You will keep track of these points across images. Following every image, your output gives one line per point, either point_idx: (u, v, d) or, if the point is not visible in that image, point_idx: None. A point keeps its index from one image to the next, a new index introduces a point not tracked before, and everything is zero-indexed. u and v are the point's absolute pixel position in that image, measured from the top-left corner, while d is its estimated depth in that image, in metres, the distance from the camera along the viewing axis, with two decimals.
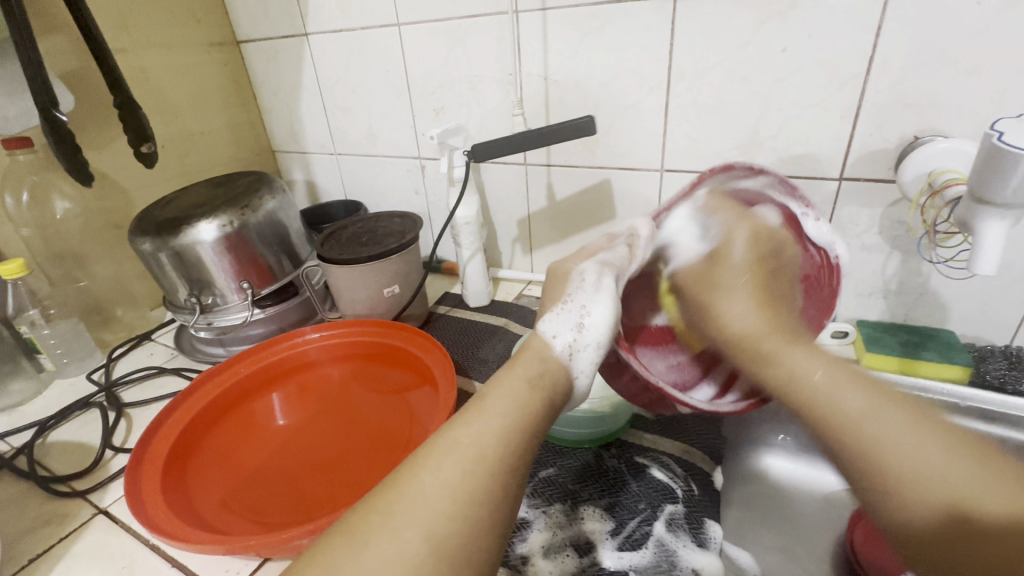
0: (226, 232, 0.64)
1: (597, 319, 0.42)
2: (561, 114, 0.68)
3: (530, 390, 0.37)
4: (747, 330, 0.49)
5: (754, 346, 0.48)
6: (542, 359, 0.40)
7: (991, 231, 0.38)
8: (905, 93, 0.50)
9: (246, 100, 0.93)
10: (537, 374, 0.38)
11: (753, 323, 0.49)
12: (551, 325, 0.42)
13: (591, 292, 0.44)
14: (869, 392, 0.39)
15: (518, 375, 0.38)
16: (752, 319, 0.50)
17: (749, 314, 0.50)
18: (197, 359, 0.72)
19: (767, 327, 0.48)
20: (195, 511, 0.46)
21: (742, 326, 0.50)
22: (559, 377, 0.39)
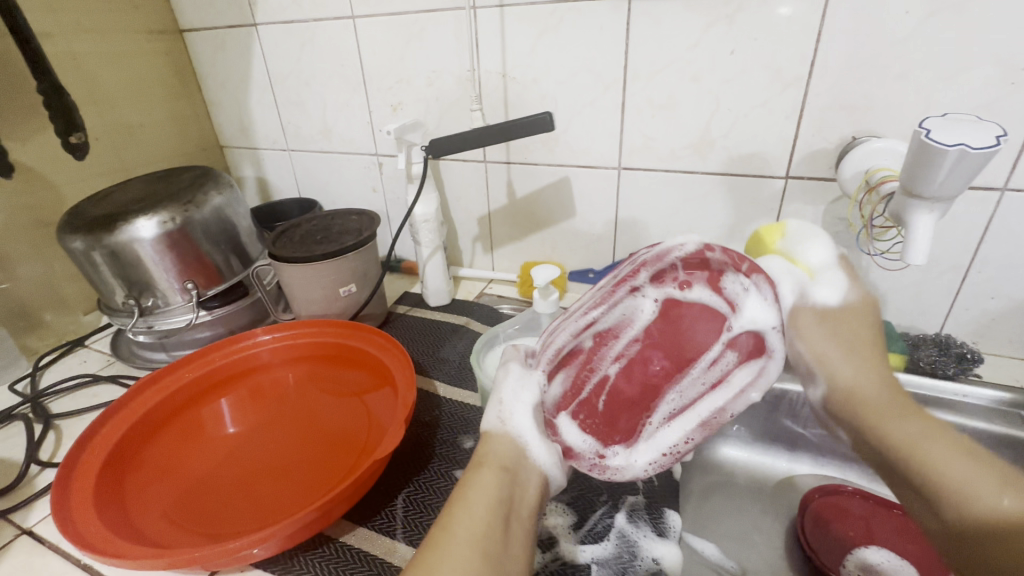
0: (167, 230, 0.60)
1: (510, 387, 0.43)
2: (519, 111, 0.68)
3: (496, 475, 0.38)
4: (862, 393, 0.43)
5: (868, 404, 0.42)
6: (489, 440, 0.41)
7: (921, 224, 0.41)
8: (843, 95, 0.53)
9: (190, 92, 0.88)
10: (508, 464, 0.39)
11: (858, 381, 0.43)
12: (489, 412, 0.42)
13: (511, 380, 0.43)
14: (946, 441, 0.38)
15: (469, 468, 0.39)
16: (871, 379, 0.43)
17: (857, 372, 0.43)
18: (136, 365, 0.67)
19: (888, 391, 0.42)
20: (135, 528, 0.42)
21: (853, 377, 0.43)
22: (504, 444, 0.40)
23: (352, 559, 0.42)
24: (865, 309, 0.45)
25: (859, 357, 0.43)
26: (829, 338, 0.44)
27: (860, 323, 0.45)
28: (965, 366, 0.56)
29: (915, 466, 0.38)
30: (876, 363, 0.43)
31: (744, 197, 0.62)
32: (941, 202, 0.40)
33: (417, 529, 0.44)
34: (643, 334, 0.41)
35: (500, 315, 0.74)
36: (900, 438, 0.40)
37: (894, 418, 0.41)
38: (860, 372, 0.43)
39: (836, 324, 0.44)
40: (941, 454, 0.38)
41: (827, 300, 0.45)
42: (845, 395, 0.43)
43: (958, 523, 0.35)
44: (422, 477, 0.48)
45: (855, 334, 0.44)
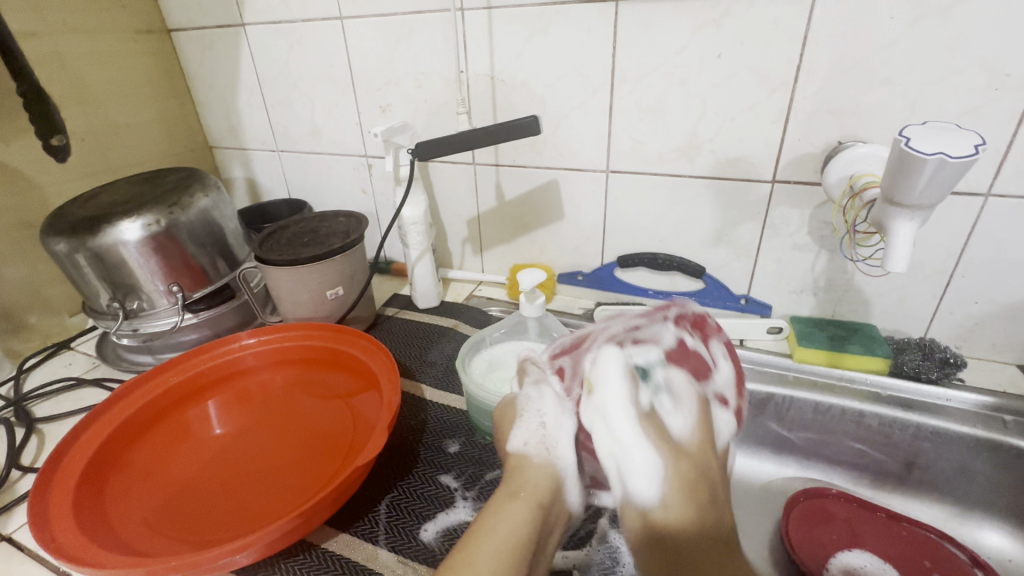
0: (152, 233, 0.60)
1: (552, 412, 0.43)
2: (507, 114, 0.68)
3: (518, 504, 0.38)
4: (698, 529, 0.38)
5: (707, 537, 0.37)
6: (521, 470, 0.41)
7: (902, 230, 0.41)
8: (828, 100, 0.53)
9: (178, 92, 0.87)
10: (533, 494, 0.39)
11: (696, 527, 0.38)
12: (519, 435, 0.43)
13: (550, 403, 0.44)
14: (726, 554, 0.37)
15: (501, 492, 0.39)
16: (689, 520, 0.38)
17: (686, 514, 0.38)
18: (122, 368, 0.67)
19: (708, 532, 0.37)
20: (116, 536, 0.42)
21: (676, 519, 0.38)
22: (540, 476, 0.40)
23: (334, 566, 0.42)
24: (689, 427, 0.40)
25: (691, 497, 0.38)
26: (675, 471, 0.39)
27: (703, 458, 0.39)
28: (948, 371, 0.56)
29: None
30: (700, 493, 0.38)
31: (731, 200, 0.62)
32: (922, 209, 0.40)
33: (400, 535, 0.44)
34: (672, 359, 0.42)
35: (489, 318, 0.74)
36: (678, 541, 0.38)
37: (724, 551, 0.37)
38: (693, 511, 0.38)
39: (682, 478, 0.39)
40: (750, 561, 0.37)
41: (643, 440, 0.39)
42: (671, 542, 0.38)
43: None
44: (407, 483, 0.48)
45: (693, 470, 0.39)
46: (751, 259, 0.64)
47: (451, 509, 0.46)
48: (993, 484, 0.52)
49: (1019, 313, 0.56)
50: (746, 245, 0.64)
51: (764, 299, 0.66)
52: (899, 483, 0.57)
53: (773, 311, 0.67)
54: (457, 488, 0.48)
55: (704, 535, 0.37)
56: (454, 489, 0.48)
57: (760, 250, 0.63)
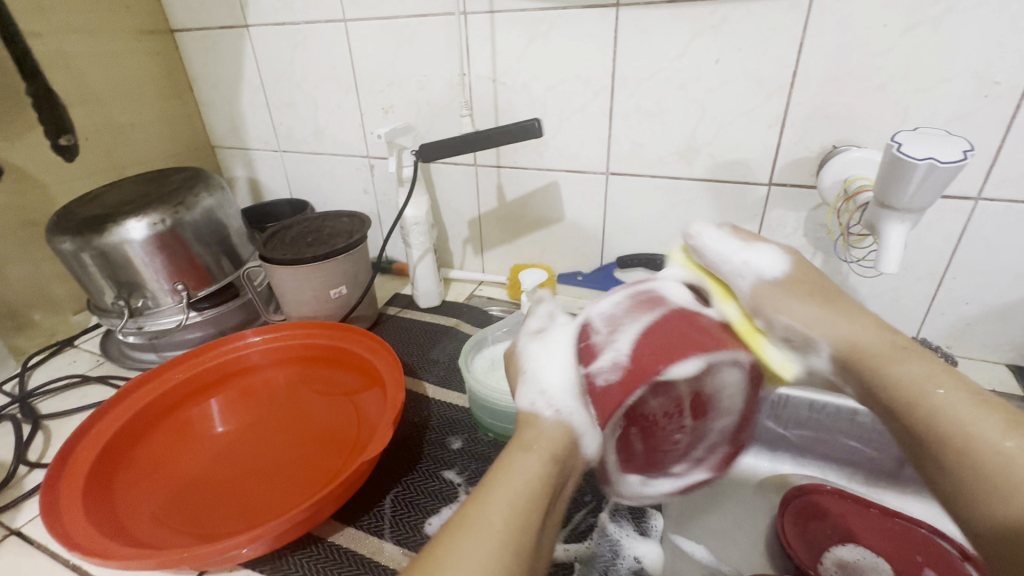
0: (158, 231, 0.61)
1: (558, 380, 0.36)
2: (509, 116, 0.69)
3: (537, 459, 0.32)
4: (866, 345, 0.35)
5: (866, 352, 0.35)
6: (545, 435, 0.33)
7: (894, 233, 0.42)
8: (823, 105, 0.55)
9: (181, 92, 0.88)
10: (546, 442, 0.33)
11: (864, 334, 0.35)
12: (537, 392, 0.36)
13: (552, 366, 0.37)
14: (953, 382, 0.32)
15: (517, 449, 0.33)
16: (857, 327, 0.35)
17: (859, 324, 0.36)
18: (126, 365, 0.68)
19: (881, 337, 0.35)
20: (127, 530, 0.43)
21: (851, 329, 0.35)
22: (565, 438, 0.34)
23: (340, 559, 0.43)
24: (800, 266, 0.39)
25: (833, 310, 0.36)
26: (798, 299, 0.37)
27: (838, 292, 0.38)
28: None
29: (934, 441, 0.31)
30: (858, 316, 0.36)
31: (728, 203, 0.63)
32: (913, 213, 0.41)
33: (404, 529, 0.45)
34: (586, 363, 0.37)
35: (490, 317, 0.75)
36: (896, 376, 0.33)
37: (903, 355, 0.34)
38: (878, 332, 0.35)
39: (776, 302, 0.37)
40: (929, 374, 0.33)
41: (763, 270, 0.38)
42: (848, 353, 0.35)
43: (973, 504, 0.29)
44: (410, 478, 0.49)
45: (825, 293, 0.38)
46: None
47: (455, 503, 0.47)
48: None
49: (1007, 314, 0.57)
50: None
51: None
52: (892, 479, 0.58)
53: None
54: (461, 484, 0.49)
55: (885, 347, 0.34)
56: (457, 485, 0.49)
57: None
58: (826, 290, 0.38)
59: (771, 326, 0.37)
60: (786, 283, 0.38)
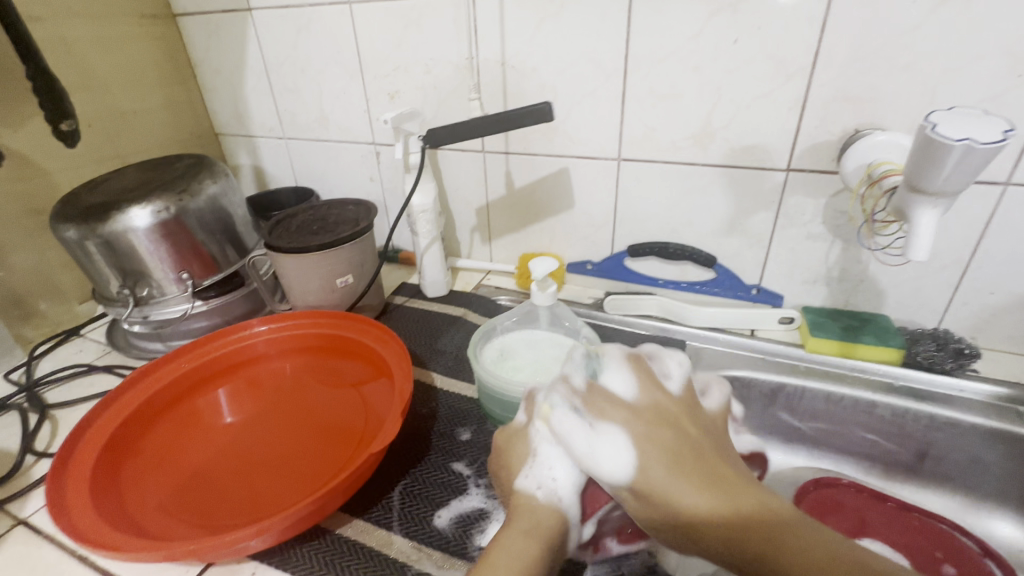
0: (162, 220, 0.60)
1: (564, 475, 0.39)
2: (518, 100, 0.67)
3: (529, 538, 0.36)
4: (713, 524, 0.33)
5: (728, 531, 0.33)
6: (536, 512, 0.38)
7: (924, 219, 0.41)
8: (846, 86, 0.52)
9: (184, 78, 0.87)
10: (530, 526, 0.37)
11: (705, 511, 0.33)
12: (532, 478, 0.39)
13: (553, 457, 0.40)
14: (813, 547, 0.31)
15: (516, 532, 0.36)
16: (701, 500, 0.34)
17: (703, 498, 0.34)
18: (133, 355, 0.67)
19: (722, 503, 0.33)
20: (133, 521, 0.42)
21: (697, 505, 0.34)
22: (553, 523, 0.37)
23: (349, 551, 0.42)
24: (651, 419, 0.38)
25: (691, 479, 0.35)
26: (654, 457, 0.36)
27: (691, 444, 0.37)
28: (962, 362, 0.56)
29: None
30: (694, 475, 0.35)
31: (744, 189, 0.61)
32: (945, 197, 0.39)
33: (413, 521, 0.44)
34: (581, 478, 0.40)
35: (498, 307, 0.74)
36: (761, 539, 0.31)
37: (773, 534, 0.32)
38: (705, 498, 0.34)
39: (649, 492, 0.35)
40: (800, 543, 0.31)
41: (609, 468, 0.36)
42: (715, 545, 0.33)
43: None
44: (419, 470, 0.48)
45: (682, 458, 0.36)
46: (764, 249, 0.64)
47: (464, 495, 0.46)
48: (1006, 475, 0.52)
49: None
50: (760, 233, 0.63)
51: (776, 289, 0.66)
52: (911, 473, 0.57)
53: (786, 301, 0.66)
54: (469, 475, 0.48)
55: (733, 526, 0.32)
56: (467, 476, 0.48)
57: (773, 239, 0.63)
58: (682, 443, 0.37)
59: (642, 500, 0.35)
60: (641, 449, 0.36)
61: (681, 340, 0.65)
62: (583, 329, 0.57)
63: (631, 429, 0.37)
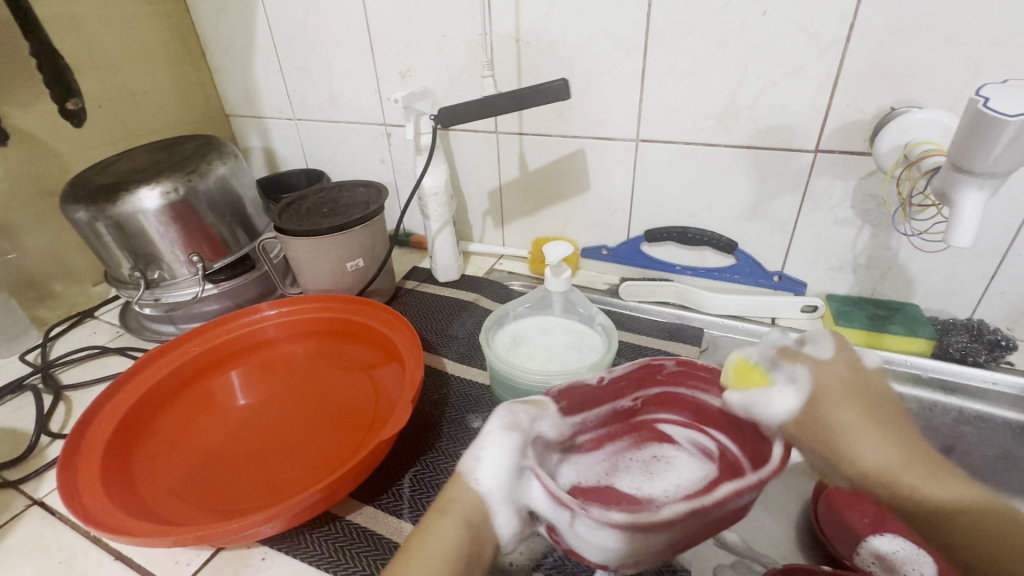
0: (170, 201, 0.59)
1: (507, 470, 0.34)
2: (533, 78, 0.65)
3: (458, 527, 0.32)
4: (890, 471, 0.33)
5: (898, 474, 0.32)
6: (469, 511, 0.33)
7: (970, 202, 0.38)
8: (882, 61, 0.49)
9: (194, 57, 0.85)
10: (470, 511, 0.33)
11: (887, 459, 0.33)
12: (469, 472, 0.35)
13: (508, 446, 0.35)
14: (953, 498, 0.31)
15: (449, 522, 0.33)
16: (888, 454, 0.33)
17: (883, 447, 0.33)
18: (145, 337, 0.67)
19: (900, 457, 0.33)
20: (144, 503, 0.42)
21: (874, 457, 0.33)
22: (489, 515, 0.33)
23: (359, 538, 0.41)
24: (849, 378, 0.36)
25: (877, 431, 0.34)
26: (853, 416, 0.34)
27: (880, 399, 0.36)
28: (997, 354, 0.53)
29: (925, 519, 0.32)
30: (886, 431, 0.34)
31: (769, 171, 0.58)
32: (994, 178, 0.37)
33: (423, 509, 0.43)
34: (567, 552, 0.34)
35: (510, 293, 0.72)
36: (913, 493, 0.32)
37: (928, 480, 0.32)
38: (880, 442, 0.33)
39: (822, 428, 0.34)
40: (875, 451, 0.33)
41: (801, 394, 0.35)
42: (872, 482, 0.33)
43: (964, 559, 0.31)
44: (430, 457, 0.48)
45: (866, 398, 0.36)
46: (787, 235, 0.61)
47: None
48: None
49: None
50: (783, 218, 0.61)
51: (799, 276, 0.64)
52: None
53: (809, 289, 0.64)
54: None
55: (976, 506, 0.31)
56: None
57: (797, 224, 0.60)
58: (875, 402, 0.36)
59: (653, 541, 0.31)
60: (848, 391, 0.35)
61: (698, 329, 0.63)
62: (597, 316, 0.55)
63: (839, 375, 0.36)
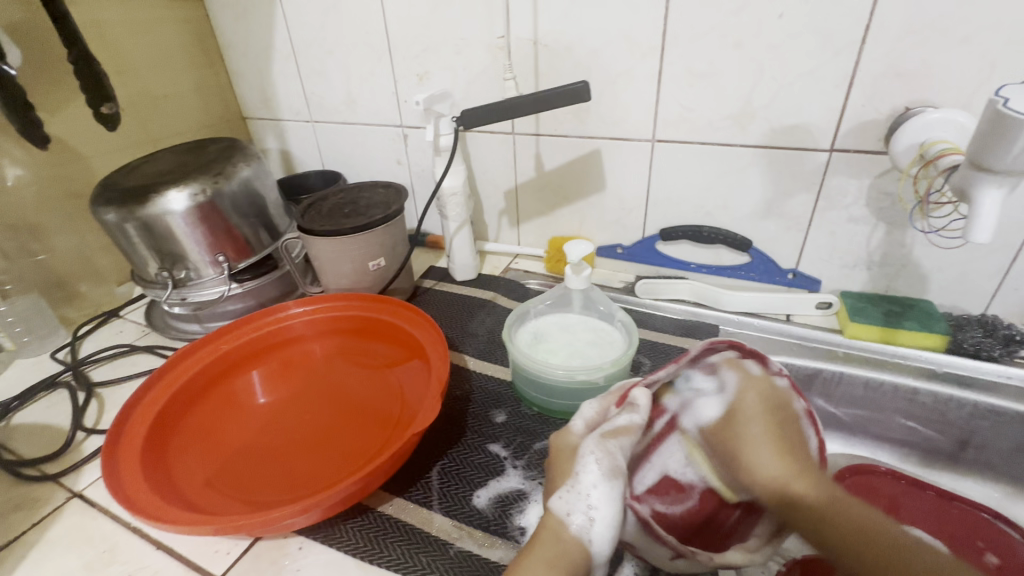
0: (198, 202, 0.60)
1: (605, 512, 0.36)
2: (550, 80, 0.66)
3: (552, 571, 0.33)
4: (785, 488, 0.37)
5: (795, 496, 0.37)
6: (560, 537, 0.35)
7: (989, 199, 0.39)
8: (897, 62, 0.50)
9: (213, 61, 0.87)
10: (556, 553, 0.34)
11: (780, 473, 0.38)
12: (564, 499, 0.37)
13: (596, 479, 0.37)
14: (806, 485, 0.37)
15: (539, 558, 0.34)
16: (778, 467, 0.38)
17: (780, 466, 0.38)
18: (171, 336, 0.69)
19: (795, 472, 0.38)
20: (182, 494, 0.44)
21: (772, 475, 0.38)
22: (578, 553, 0.35)
23: (392, 529, 0.43)
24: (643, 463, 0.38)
25: (775, 447, 0.39)
26: (773, 459, 0.38)
27: (791, 430, 0.40)
28: (1012, 348, 0.54)
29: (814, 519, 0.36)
30: (790, 455, 0.38)
31: (784, 171, 0.59)
32: (1011, 177, 0.38)
33: (452, 500, 0.44)
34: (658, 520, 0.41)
35: (527, 292, 0.73)
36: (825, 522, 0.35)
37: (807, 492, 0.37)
38: (779, 464, 0.38)
39: (731, 439, 0.40)
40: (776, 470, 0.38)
41: (608, 524, 0.36)
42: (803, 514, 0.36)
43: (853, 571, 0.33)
44: (456, 451, 0.49)
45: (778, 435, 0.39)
46: (802, 233, 0.62)
47: (502, 476, 0.47)
48: None
49: None
50: (798, 216, 0.61)
51: (813, 273, 0.65)
52: (951, 461, 0.56)
53: (823, 286, 0.65)
54: (507, 457, 0.48)
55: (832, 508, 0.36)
56: (503, 458, 0.48)
57: (812, 222, 0.61)
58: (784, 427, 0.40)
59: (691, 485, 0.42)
60: (768, 425, 0.40)
61: (714, 326, 0.64)
62: (617, 313, 0.56)
63: (755, 403, 0.41)
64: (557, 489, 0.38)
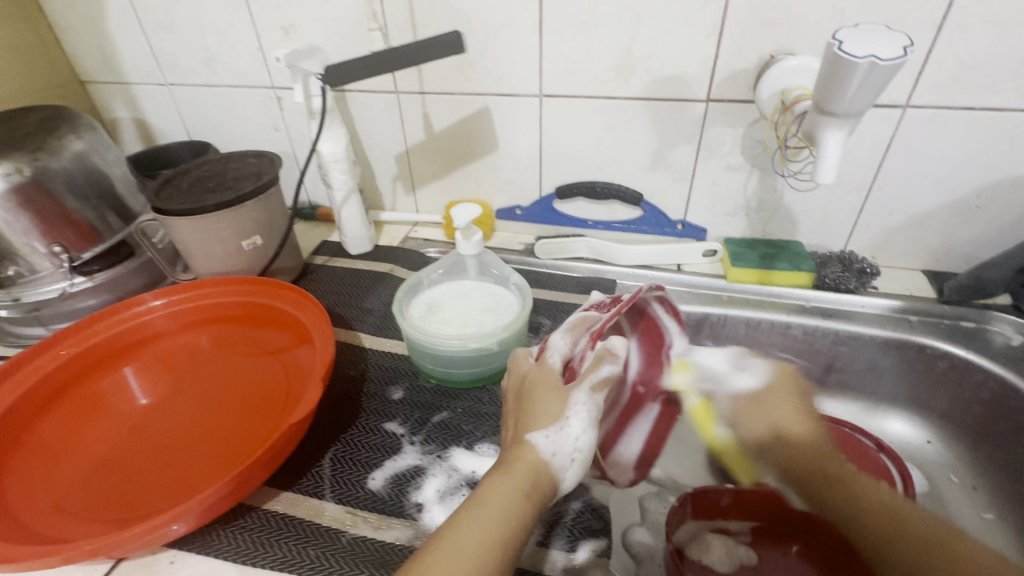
0: (14, 183, 0.51)
1: (586, 453, 0.38)
2: (429, 31, 0.61)
3: (526, 498, 0.34)
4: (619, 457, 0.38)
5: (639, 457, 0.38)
6: (537, 469, 0.36)
7: (831, 141, 0.42)
8: (761, 9, 0.51)
9: (28, 12, 0.72)
10: (531, 485, 0.35)
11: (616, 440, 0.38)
12: (550, 439, 0.37)
13: (581, 422, 0.38)
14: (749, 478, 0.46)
15: (517, 485, 0.35)
16: None
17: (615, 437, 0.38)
18: (9, 344, 0.59)
19: None
20: (25, 525, 0.38)
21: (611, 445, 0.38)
22: (550, 485, 0.36)
23: (279, 526, 0.40)
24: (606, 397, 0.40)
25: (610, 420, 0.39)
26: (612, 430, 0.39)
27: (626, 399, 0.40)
28: (864, 280, 0.60)
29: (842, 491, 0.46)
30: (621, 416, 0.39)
31: (667, 122, 0.60)
32: (850, 118, 0.40)
33: (345, 486, 0.42)
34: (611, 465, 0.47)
35: (427, 261, 0.71)
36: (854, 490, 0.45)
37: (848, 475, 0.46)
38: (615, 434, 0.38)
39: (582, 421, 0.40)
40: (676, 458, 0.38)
41: (578, 458, 0.37)
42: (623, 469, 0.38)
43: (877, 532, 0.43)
44: (350, 434, 0.46)
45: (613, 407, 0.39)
46: (687, 184, 0.64)
47: (399, 454, 0.45)
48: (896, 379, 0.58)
49: (925, 223, 0.60)
50: (683, 167, 0.63)
51: (700, 223, 0.67)
52: (820, 385, 0.62)
53: (709, 235, 0.68)
54: (404, 434, 0.47)
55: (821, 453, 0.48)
56: (400, 436, 0.47)
57: (695, 172, 0.63)
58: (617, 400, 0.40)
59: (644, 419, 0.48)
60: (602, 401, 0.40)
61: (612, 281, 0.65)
62: (511, 276, 0.55)
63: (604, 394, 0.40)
64: (541, 427, 0.37)
